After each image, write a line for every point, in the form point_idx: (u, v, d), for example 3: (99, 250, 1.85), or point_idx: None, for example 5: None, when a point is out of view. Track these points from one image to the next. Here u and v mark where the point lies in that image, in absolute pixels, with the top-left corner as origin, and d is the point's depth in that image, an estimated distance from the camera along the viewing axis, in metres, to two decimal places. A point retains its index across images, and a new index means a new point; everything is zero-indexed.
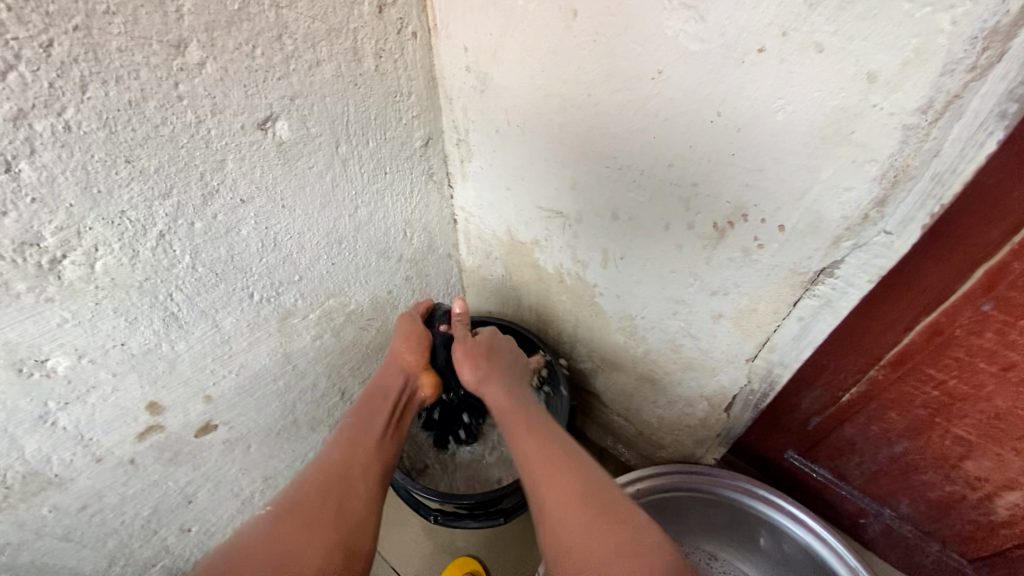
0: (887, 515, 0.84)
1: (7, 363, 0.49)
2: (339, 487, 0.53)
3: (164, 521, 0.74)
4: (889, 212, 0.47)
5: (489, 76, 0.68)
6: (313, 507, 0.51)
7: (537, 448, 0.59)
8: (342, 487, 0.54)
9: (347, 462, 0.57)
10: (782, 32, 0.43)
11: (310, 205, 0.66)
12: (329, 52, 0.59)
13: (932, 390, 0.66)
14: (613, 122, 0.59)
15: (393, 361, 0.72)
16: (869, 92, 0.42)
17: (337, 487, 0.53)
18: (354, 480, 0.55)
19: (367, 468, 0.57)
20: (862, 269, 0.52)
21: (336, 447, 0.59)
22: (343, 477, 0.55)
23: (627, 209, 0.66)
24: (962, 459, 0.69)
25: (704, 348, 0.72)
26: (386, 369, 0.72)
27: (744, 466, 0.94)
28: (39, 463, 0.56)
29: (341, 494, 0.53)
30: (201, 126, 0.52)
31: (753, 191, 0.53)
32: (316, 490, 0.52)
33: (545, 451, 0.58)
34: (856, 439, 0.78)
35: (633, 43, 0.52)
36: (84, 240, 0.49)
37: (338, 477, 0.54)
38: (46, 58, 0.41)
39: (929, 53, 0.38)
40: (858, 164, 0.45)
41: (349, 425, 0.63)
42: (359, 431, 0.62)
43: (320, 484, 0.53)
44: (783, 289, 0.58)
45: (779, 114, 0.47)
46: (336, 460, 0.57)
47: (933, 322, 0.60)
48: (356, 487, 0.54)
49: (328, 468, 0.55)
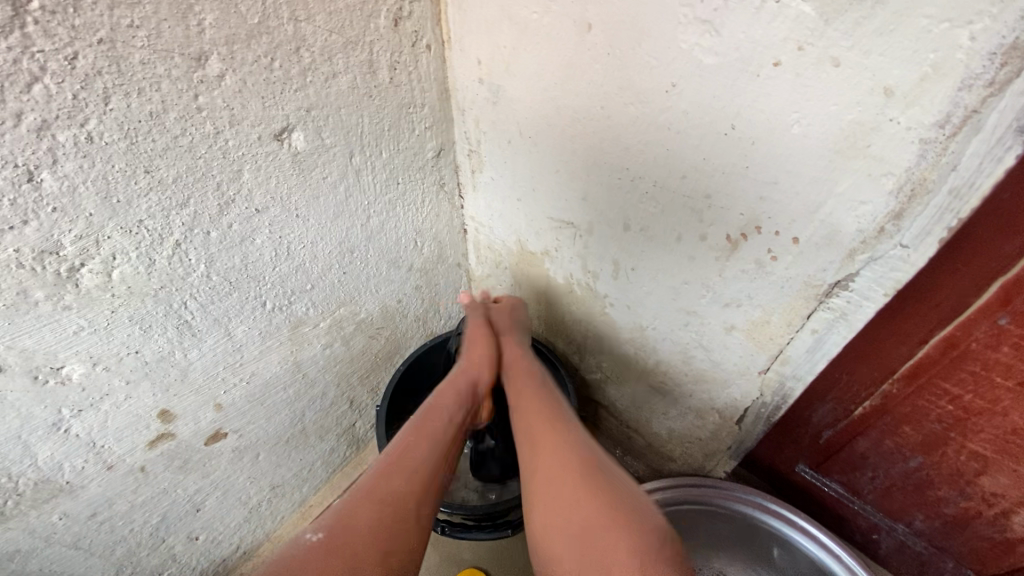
0: (900, 531, 0.82)
1: (23, 370, 0.50)
2: (392, 524, 0.53)
3: (172, 529, 0.74)
4: (906, 226, 0.47)
5: (502, 88, 0.69)
6: (367, 549, 0.50)
7: (546, 427, 0.63)
8: (394, 526, 0.53)
9: (400, 491, 0.56)
10: (798, 46, 0.43)
11: (323, 214, 0.67)
12: (345, 63, 0.60)
13: (946, 404, 0.65)
14: (626, 134, 0.59)
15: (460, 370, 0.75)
16: (885, 106, 0.42)
17: (387, 518, 0.53)
18: (407, 517, 0.55)
19: (418, 501, 0.57)
20: (878, 282, 0.52)
21: (389, 472, 0.58)
22: (397, 514, 0.54)
23: (639, 221, 0.66)
24: (978, 475, 0.68)
25: (716, 360, 0.72)
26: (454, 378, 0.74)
27: (754, 479, 0.93)
28: (51, 470, 0.56)
29: (393, 534, 0.53)
30: (219, 137, 0.52)
31: (767, 204, 0.53)
32: (369, 526, 0.52)
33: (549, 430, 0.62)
34: (869, 454, 0.77)
35: (646, 57, 0.52)
36: (102, 249, 0.49)
37: (392, 511, 0.54)
38: (71, 70, 0.41)
39: (947, 69, 0.38)
40: (875, 177, 0.45)
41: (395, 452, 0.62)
42: (402, 454, 0.61)
43: (374, 521, 0.53)
44: (797, 301, 0.58)
45: (794, 128, 0.47)
46: (391, 485, 0.56)
47: (948, 335, 0.59)
48: (407, 522, 0.54)
49: (381, 498, 0.55)
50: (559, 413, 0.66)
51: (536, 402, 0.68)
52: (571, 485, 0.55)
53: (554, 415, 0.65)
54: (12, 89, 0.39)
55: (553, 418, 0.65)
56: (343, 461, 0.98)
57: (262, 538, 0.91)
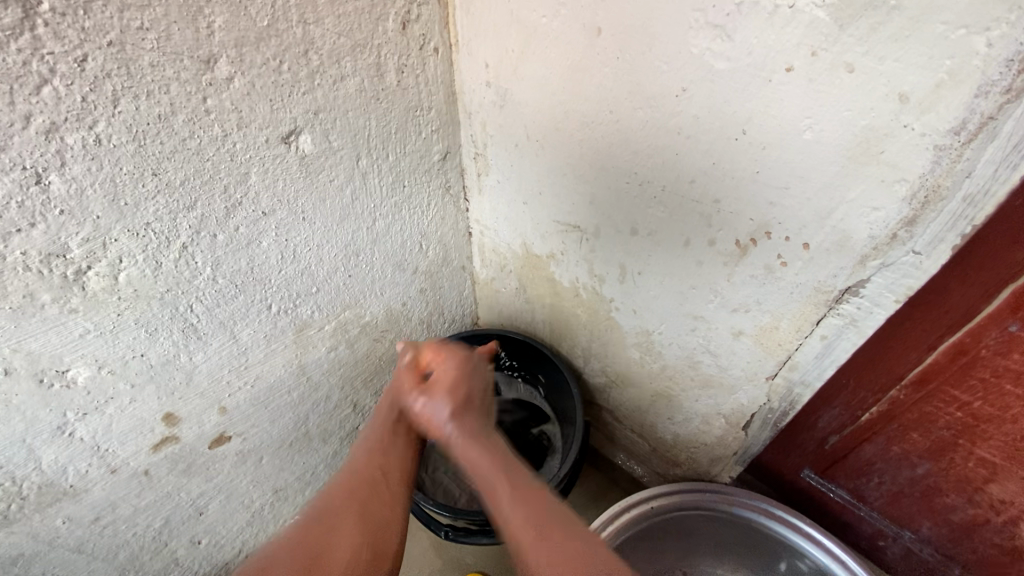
0: (907, 538, 0.82)
1: (29, 373, 0.49)
2: (368, 490, 0.53)
3: (175, 533, 0.74)
4: (918, 232, 0.46)
5: (509, 91, 0.69)
6: (343, 510, 0.50)
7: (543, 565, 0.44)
8: (369, 489, 0.53)
9: (373, 464, 0.55)
10: (811, 51, 0.43)
11: (330, 217, 0.67)
12: (353, 66, 0.60)
13: (955, 411, 0.64)
14: (635, 138, 0.59)
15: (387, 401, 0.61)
16: (900, 112, 0.41)
17: (363, 493, 0.52)
18: (382, 481, 0.54)
19: (394, 470, 0.55)
20: (889, 288, 0.51)
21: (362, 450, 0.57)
22: (371, 480, 0.54)
23: (646, 226, 0.66)
24: (986, 482, 0.68)
25: (723, 365, 0.71)
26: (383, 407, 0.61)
27: (759, 484, 0.92)
28: (56, 474, 0.56)
29: (369, 496, 0.52)
30: (227, 140, 0.52)
31: (777, 210, 0.53)
32: (344, 494, 0.52)
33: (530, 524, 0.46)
34: (875, 460, 0.76)
35: (657, 61, 0.52)
36: (109, 252, 0.49)
37: (366, 478, 0.54)
38: (81, 72, 0.41)
39: (964, 75, 0.38)
40: (888, 183, 0.45)
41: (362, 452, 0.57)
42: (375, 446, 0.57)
43: (349, 487, 0.53)
44: (807, 307, 0.58)
45: (806, 133, 0.47)
46: (363, 461, 0.56)
47: (957, 342, 0.59)
48: (385, 484, 0.54)
49: (355, 471, 0.55)
50: (555, 527, 0.46)
51: (521, 507, 0.47)
52: None
53: (549, 528, 0.45)
54: (21, 91, 0.39)
55: (547, 533, 0.45)
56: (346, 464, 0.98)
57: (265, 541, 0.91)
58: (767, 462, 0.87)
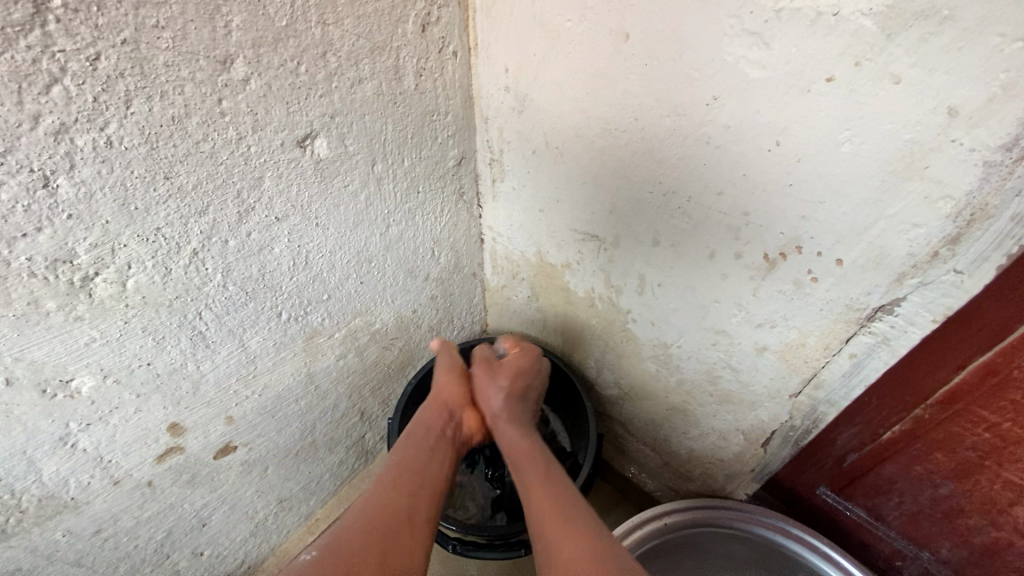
0: (925, 559, 0.75)
1: (31, 383, 0.47)
2: (389, 538, 0.50)
3: (177, 545, 0.72)
4: (961, 251, 0.45)
5: (529, 96, 0.67)
6: (365, 560, 0.48)
7: (555, 509, 0.54)
8: (390, 536, 0.51)
9: (392, 508, 0.53)
10: (854, 61, 0.41)
11: (343, 223, 0.65)
12: (371, 69, 0.58)
13: (983, 432, 0.60)
14: (661, 147, 0.57)
15: (430, 403, 0.72)
16: (948, 126, 0.40)
17: (382, 528, 0.51)
18: (402, 527, 0.52)
19: (415, 511, 0.54)
20: (927, 307, 0.49)
21: (377, 490, 0.56)
22: (391, 525, 0.52)
23: (669, 237, 0.64)
24: (1012, 505, 0.62)
25: (744, 381, 0.70)
26: (427, 408, 0.71)
27: (772, 501, 0.88)
28: (56, 486, 0.54)
29: (390, 545, 0.50)
30: (241, 143, 0.50)
31: (809, 224, 0.51)
32: (360, 530, 0.50)
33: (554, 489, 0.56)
34: (895, 479, 0.71)
35: (687, 68, 0.50)
36: (117, 258, 0.47)
37: (383, 525, 0.51)
38: (93, 72, 0.39)
39: (1020, 88, 0.36)
40: (931, 200, 0.43)
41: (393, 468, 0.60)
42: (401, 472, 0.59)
43: (366, 535, 0.50)
44: (836, 324, 0.56)
45: (845, 146, 0.45)
46: (379, 502, 0.54)
47: (988, 361, 0.54)
48: (405, 526, 0.52)
49: (371, 518, 0.52)
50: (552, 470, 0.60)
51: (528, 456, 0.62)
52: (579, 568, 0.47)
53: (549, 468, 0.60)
54: (30, 90, 0.37)
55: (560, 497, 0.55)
56: (352, 474, 0.96)
57: (268, 553, 0.89)
58: (783, 479, 0.83)
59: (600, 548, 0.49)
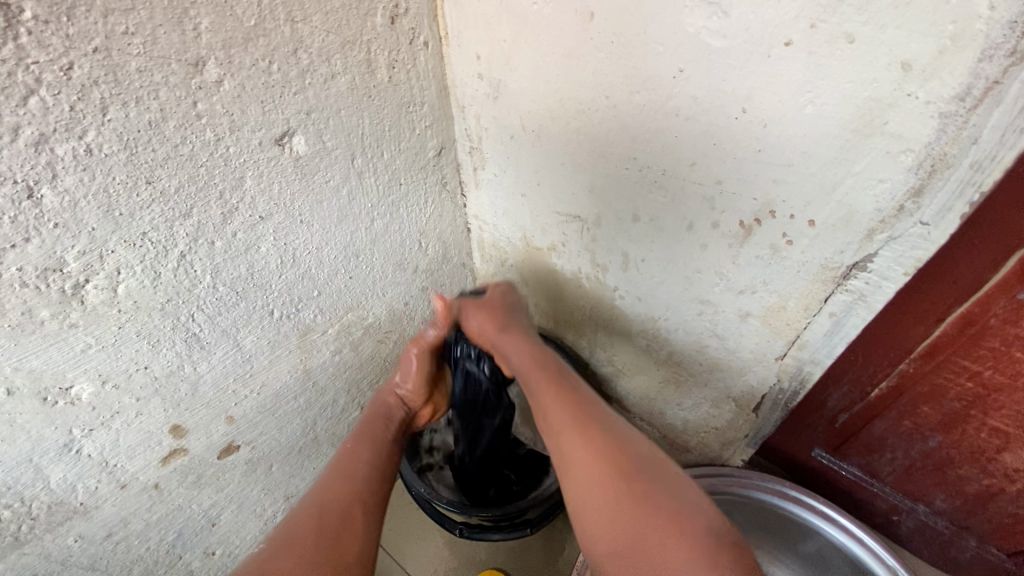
0: (921, 511, 0.78)
1: (32, 392, 0.48)
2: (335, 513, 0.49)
3: (188, 545, 0.73)
4: (926, 203, 0.46)
5: (502, 82, 0.68)
6: (305, 540, 0.46)
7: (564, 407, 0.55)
8: (338, 516, 0.49)
9: (339, 493, 0.52)
10: (810, 24, 0.42)
11: (327, 218, 0.66)
12: (343, 64, 0.59)
13: (965, 382, 0.61)
14: (634, 124, 0.58)
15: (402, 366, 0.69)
16: (903, 81, 0.41)
17: (330, 511, 0.49)
18: (349, 502, 0.51)
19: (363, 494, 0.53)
20: (898, 261, 0.51)
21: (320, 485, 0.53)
22: (335, 506, 0.50)
23: (648, 211, 0.65)
24: (999, 452, 0.64)
25: (731, 348, 0.71)
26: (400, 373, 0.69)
27: (771, 466, 0.90)
28: (64, 492, 0.55)
29: (335, 523, 0.48)
30: (220, 144, 0.51)
31: (781, 187, 0.52)
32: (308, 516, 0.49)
33: (566, 390, 0.57)
34: (886, 436, 0.73)
35: (652, 42, 0.51)
36: (106, 264, 0.48)
37: (329, 504, 0.50)
38: (67, 81, 0.40)
39: (967, 38, 0.37)
40: (893, 155, 0.44)
41: (345, 457, 0.57)
42: (345, 462, 0.56)
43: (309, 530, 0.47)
44: (814, 285, 0.57)
45: (807, 108, 0.46)
46: (329, 491, 0.52)
47: (965, 313, 0.56)
48: (352, 520, 0.49)
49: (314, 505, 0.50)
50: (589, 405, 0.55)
51: (598, 474, 0.49)
52: (596, 461, 0.50)
53: (574, 403, 0.55)
54: (8, 103, 0.38)
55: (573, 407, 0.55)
56: None
57: None
58: (779, 444, 0.84)
59: (614, 442, 0.51)
